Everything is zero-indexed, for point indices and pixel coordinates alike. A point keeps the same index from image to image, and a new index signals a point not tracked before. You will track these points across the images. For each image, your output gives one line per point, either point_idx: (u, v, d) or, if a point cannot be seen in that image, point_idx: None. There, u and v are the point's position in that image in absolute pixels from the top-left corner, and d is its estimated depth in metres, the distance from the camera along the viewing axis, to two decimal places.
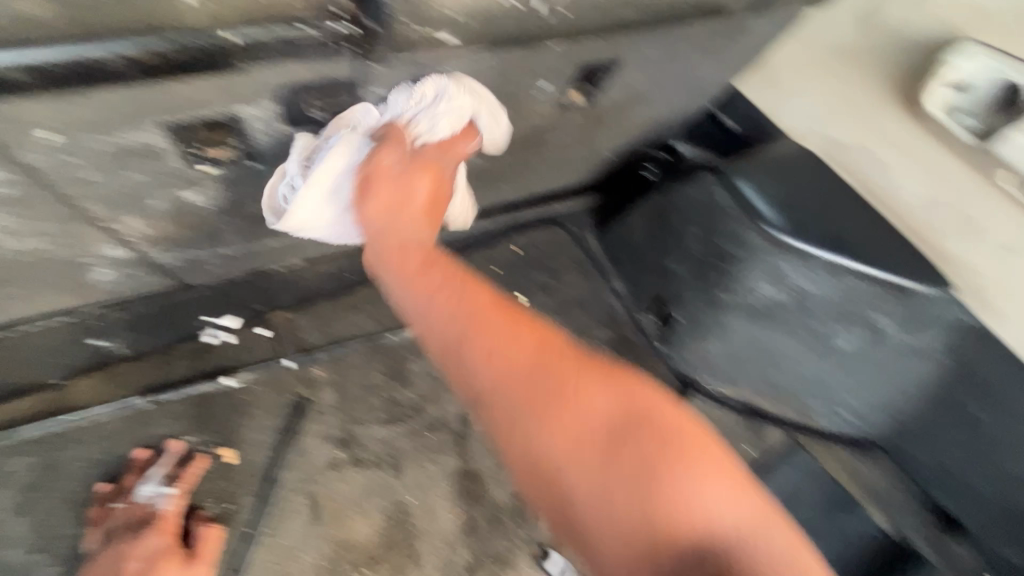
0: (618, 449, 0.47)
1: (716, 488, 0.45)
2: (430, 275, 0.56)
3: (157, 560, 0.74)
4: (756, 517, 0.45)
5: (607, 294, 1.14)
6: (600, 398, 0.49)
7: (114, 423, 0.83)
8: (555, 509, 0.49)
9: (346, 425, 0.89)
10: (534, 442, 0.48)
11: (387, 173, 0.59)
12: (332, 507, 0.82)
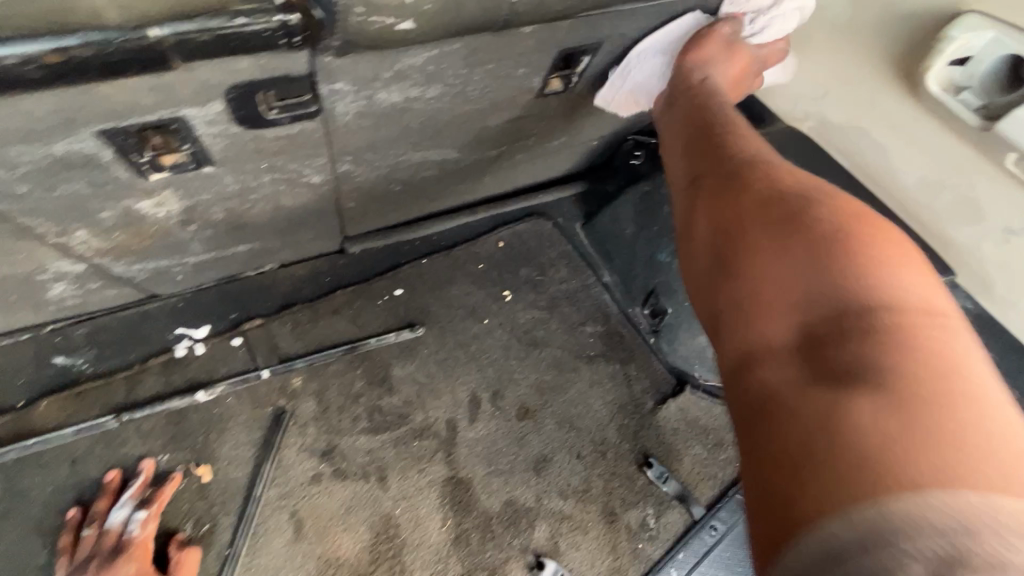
0: (755, 202, 0.45)
1: (887, 265, 0.37)
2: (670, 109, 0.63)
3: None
4: (942, 311, 0.35)
5: (596, 288, 1.08)
6: (775, 215, 0.43)
7: (81, 445, 0.79)
8: (714, 267, 0.45)
9: (328, 436, 0.85)
10: (720, 213, 0.47)
11: (710, 48, 0.66)
12: (316, 522, 0.79)
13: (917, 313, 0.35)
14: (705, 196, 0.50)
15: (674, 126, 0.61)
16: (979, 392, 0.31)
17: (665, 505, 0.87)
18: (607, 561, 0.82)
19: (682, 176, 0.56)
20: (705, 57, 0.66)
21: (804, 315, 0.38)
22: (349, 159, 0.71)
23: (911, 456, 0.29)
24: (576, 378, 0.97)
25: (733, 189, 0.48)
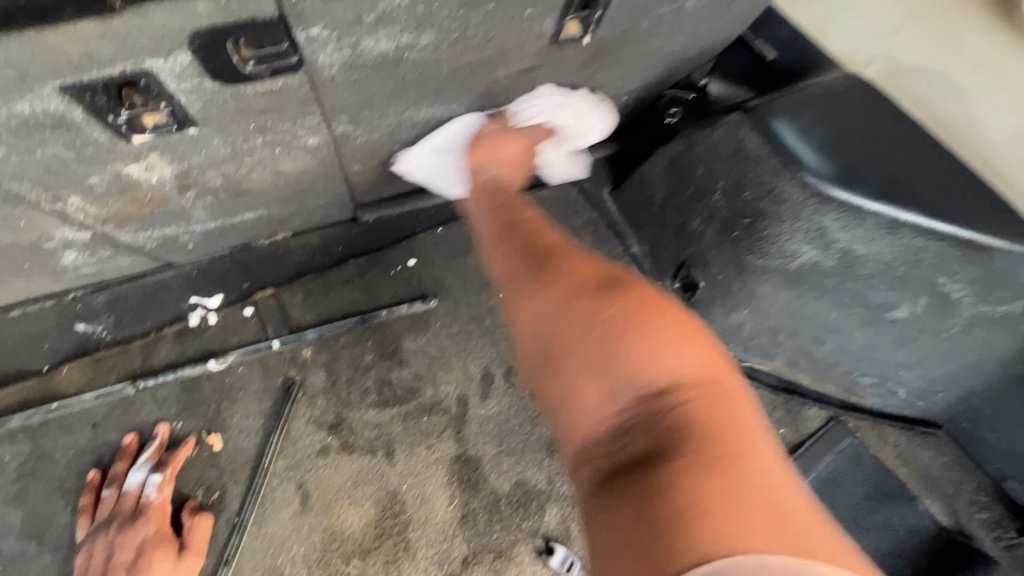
0: (591, 289, 0.48)
1: (677, 346, 0.43)
2: (492, 201, 0.70)
3: (148, 551, 0.71)
4: (720, 366, 0.44)
5: (623, 258, 1.03)
6: (601, 314, 0.46)
7: (100, 410, 0.81)
8: (547, 367, 0.48)
9: (336, 409, 0.84)
10: (537, 299, 0.50)
11: (500, 143, 0.77)
12: (322, 494, 0.78)
13: (696, 389, 0.42)
14: (524, 283, 0.52)
15: (490, 218, 0.67)
16: (754, 467, 0.39)
17: None
18: None
19: (513, 264, 0.56)
20: (489, 152, 0.76)
21: (615, 401, 0.43)
22: (345, 119, 0.66)
23: (699, 525, 0.36)
24: None
25: (579, 287, 0.49)
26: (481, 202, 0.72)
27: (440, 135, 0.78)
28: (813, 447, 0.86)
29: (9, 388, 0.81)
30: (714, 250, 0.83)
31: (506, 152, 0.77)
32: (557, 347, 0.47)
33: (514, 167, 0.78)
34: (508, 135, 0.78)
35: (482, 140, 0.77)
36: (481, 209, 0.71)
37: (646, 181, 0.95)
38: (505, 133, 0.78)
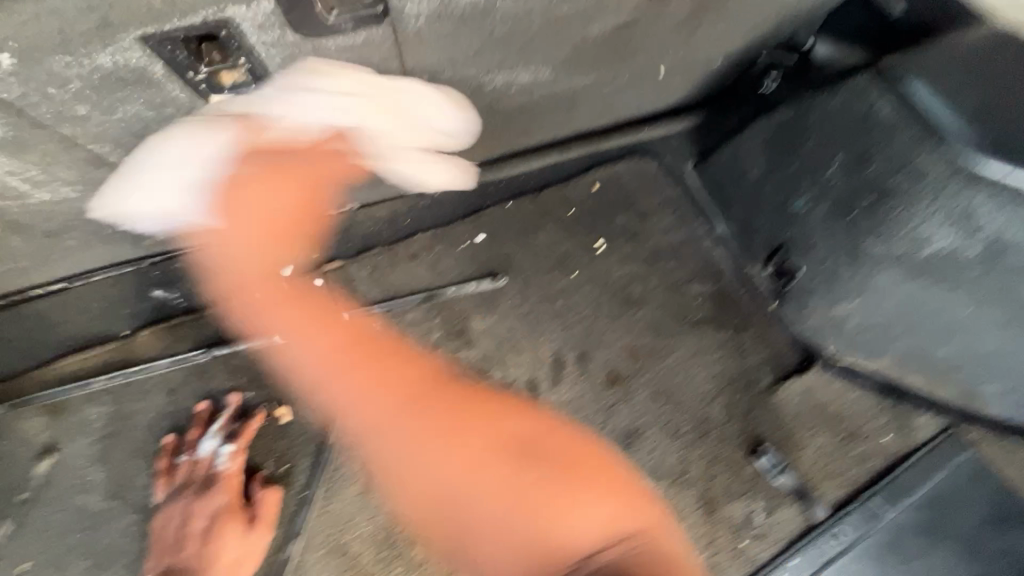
0: (441, 422, 0.77)
1: (576, 508, 0.66)
2: (291, 325, 0.83)
3: (223, 517, 0.71)
4: (652, 510, 0.66)
5: (705, 240, 0.93)
6: (471, 432, 0.76)
7: (176, 377, 0.81)
8: (441, 442, 0.76)
9: (403, 388, 0.81)
10: (424, 484, 0.75)
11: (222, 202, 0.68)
12: (388, 473, 0.76)
13: (630, 536, 0.62)
14: (410, 412, 0.78)
15: (317, 361, 0.81)
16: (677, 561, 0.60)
17: (778, 502, 0.74)
18: (702, 555, 0.71)
19: (373, 407, 0.79)
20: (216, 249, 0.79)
21: (527, 561, 0.65)
22: (425, 80, 0.62)
23: None
24: (676, 345, 0.84)
25: (432, 384, 0.81)
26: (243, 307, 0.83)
27: (166, 154, 0.58)
28: (928, 460, 0.76)
29: (89, 351, 0.81)
30: (822, 231, 0.75)
31: (276, 163, 0.66)
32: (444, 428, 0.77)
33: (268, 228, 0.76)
34: (262, 162, 0.65)
35: (264, 157, 0.64)
36: (314, 352, 0.82)
37: (740, 154, 0.85)
38: (252, 178, 0.67)
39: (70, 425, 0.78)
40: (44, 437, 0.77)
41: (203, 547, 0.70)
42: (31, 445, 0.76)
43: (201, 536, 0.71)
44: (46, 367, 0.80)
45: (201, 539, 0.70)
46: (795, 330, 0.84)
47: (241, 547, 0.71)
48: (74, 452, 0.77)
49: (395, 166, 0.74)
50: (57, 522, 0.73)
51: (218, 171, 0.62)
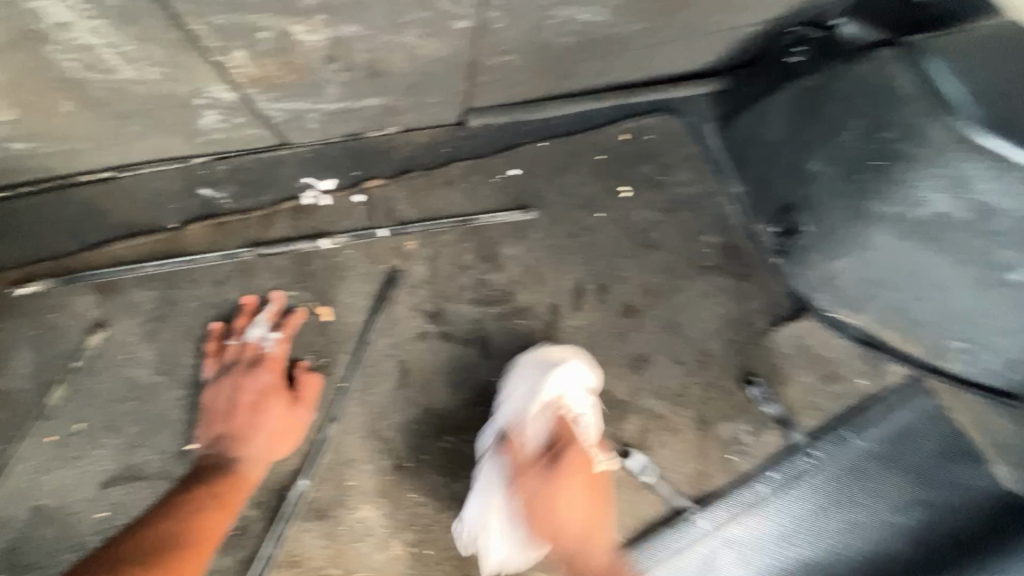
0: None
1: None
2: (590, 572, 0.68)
3: (267, 392, 0.76)
4: None
5: (720, 196, 1.00)
6: None
7: (221, 268, 0.85)
8: None
9: (435, 300, 0.87)
10: None
11: (562, 535, 0.69)
12: (419, 373, 0.83)
13: None
14: None
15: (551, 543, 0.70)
16: None
17: (763, 426, 0.84)
18: (695, 463, 0.80)
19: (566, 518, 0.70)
20: (548, 518, 0.70)
21: None
22: (498, 3, 0.66)
23: None
24: (687, 285, 0.93)
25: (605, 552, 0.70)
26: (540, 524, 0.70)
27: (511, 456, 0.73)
28: (895, 402, 0.86)
29: (139, 240, 0.84)
30: (831, 192, 0.83)
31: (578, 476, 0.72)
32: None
33: (567, 497, 0.71)
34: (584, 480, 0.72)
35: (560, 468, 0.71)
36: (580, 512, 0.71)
37: (764, 115, 0.94)
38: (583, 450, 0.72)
39: (118, 305, 0.82)
40: (96, 312, 0.81)
41: (250, 418, 0.75)
42: (83, 319, 0.80)
43: (250, 408, 0.75)
44: (99, 249, 0.83)
45: (248, 410, 0.75)
46: (790, 285, 0.94)
47: (288, 422, 0.76)
48: (121, 328, 0.81)
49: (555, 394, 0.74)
50: (107, 390, 0.78)
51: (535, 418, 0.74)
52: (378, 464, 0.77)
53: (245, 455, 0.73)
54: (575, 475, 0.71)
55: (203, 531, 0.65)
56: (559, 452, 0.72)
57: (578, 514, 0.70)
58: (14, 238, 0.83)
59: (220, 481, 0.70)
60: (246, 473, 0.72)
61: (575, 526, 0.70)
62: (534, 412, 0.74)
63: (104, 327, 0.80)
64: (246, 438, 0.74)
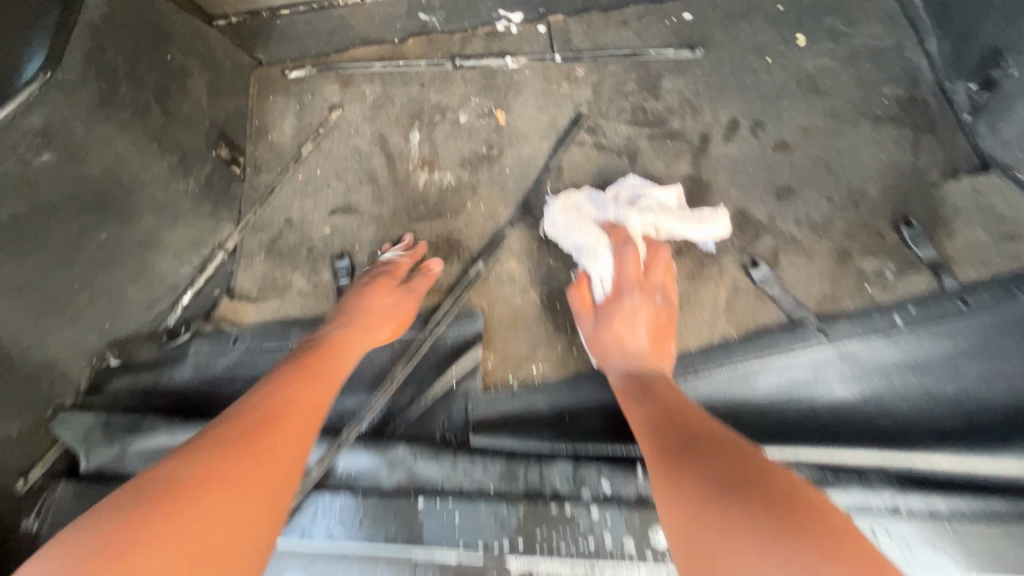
0: (672, 408, 0.62)
1: (749, 497, 0.46)
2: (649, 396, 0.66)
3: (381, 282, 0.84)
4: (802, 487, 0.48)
5: (912, 54, 0.94)
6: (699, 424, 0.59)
7: (428, 74, 1.04)
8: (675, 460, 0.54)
9: (594, 118, 0.98)
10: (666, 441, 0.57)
11: (618, 321, 0.75)
12: (572, 173, 0.95)
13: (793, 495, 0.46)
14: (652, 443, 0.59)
15: (614, 350, 0.74)
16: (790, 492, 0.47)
17: (912, 267, 0.81)
18: (824, 286, 0.82)
19: (632, 332, 0.74)
20: (619, 322, 0.75)
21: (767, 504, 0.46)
22: None
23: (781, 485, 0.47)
24: (851, 132, 0.90)
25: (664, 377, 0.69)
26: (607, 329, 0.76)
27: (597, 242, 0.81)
28: None
29: (374, 48, 1.07)
30: None
31: (650, 295, 0.76)
32: (643, 390, 0.67)
33: (623, 286, 0.77)
34: (658, 307, 0.76)
35: (636, 284, 0.77)
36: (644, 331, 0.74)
37: None
38: (660, 257, 0.79)
39: (353, 94, 1.05)
40: (338, 97, 1.05)
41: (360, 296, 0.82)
42: (328, 100, 1.05)
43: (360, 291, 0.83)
44: (346, 52, 1.08)
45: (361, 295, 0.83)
46: (978, 145, 0.87)
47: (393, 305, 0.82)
48: (352, 110, 1.04)
49: (635, 201, 0.83)
50: (337, 150, 1.02)
51: (612, 219, 0.82)
52: (529, 234, 0.91)
53: (345, 323, 0.78)
54: (621, 271, 0.78)
55: (290, 420, 0.59)
56: (596, 253, 0.80)
57: (649, 322, 0.74)
58: (285, 43, 1.08)
59: (314, 351, 0.71)
60: (339, 346, 0.74)
61: (631, 315, 0.75)
62: (591, 235, 0.82)
63: (341, 108, 1.04)
64: (355, 309, 0.80)
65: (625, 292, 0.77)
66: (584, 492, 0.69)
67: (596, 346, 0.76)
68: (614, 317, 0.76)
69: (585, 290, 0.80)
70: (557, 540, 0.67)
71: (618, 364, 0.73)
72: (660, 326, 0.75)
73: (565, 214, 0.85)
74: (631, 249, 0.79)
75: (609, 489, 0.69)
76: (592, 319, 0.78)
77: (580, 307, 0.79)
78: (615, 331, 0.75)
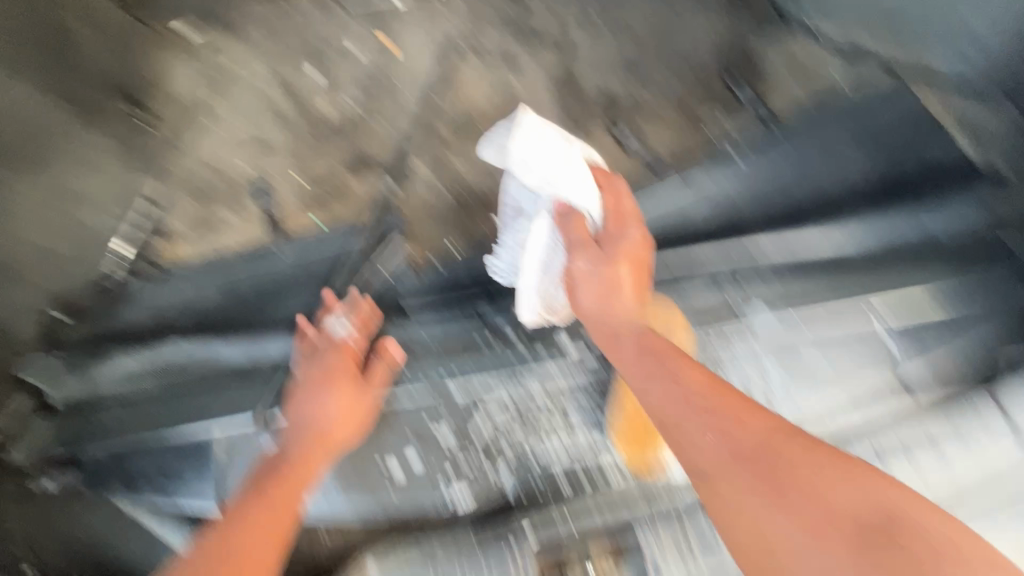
0: (672, 351, 0.74)
1: (843, 485, 0.57)
2: (676, 386, 0.69)
3: (337, 376, 0.87)
4: (905, 503, 0.56)
5: None
6: (782, 437, 0.62)
7: (312, 13, 1.10)
8: (781, 484, 0.58)
9: (470, 31, 1.09)
10: (771, 444, 0.61)
11: (626, 262, 0.82)
12: (459, 82, 1.07)
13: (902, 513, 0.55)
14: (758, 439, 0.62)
15: (624, 302, 0.81)
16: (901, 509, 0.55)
17: (737, 112, 1.03)
18: (674, 140, 1.01)
19: (634, 288, 0.82)
20: (616, 275, 0.81)
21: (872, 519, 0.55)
22: None
23: (882, 508, 0.55)
24: (684, 15, 1.08)
25: (722, 398, 0.66)
26: (621, 272, 0.82)
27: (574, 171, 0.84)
28: (867, 90, 0.95)
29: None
30: None
31: (642, 247, 0.84)
32: (659, 352, 0.74)
33: (618, 223, 0.85)
34: (646, 261, 0.84)
35: (632, 221, 0.86)
36: (632, 280, 0.82)
37: None
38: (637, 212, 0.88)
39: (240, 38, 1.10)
40: (224, 43, 1.09)
41: (320, 390, 0.86)
42: (214, 47, 1.08)
43: (319, 382, 0.87)
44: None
45: (313, 390, 0.86)
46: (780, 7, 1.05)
47: (354, 404, 0.85)
48: (240, 54, 1.08)
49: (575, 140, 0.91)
50: (234, 93, 1.07)
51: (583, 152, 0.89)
52: (430, 139, 1.03)
53: (313, 421, 0.84)
54: (620, 214, 0.86)
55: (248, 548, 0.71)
56: (591, 187, 0.85)
57: (643, 273, 0.83)
58: None
59: (271, 472, 0.78)
60: (302, 463, 0.80)
61: (630, 259, 0.83)
62: (574, 166, 0.85)
63: (229, 53, 1.08)
64: (314, 410, 0.85)
65: (619, 229, 0.85)
66: (506, 329, 0.89)
67: (602, 282, 0.81)
68: (620, 268, 0.82)
69: (579, 218, 0.84)
70: (490, 367, 0.86)
71: (629, 322, 0.79)
72: (646, 276, 0.84)
73: (527, 138, 0.85)
74: (629, 200, 0.88)
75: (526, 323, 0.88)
76: (591, 252, 0.83)
77: (579, 238, 0.84)
78: (615, 275, 0.81)
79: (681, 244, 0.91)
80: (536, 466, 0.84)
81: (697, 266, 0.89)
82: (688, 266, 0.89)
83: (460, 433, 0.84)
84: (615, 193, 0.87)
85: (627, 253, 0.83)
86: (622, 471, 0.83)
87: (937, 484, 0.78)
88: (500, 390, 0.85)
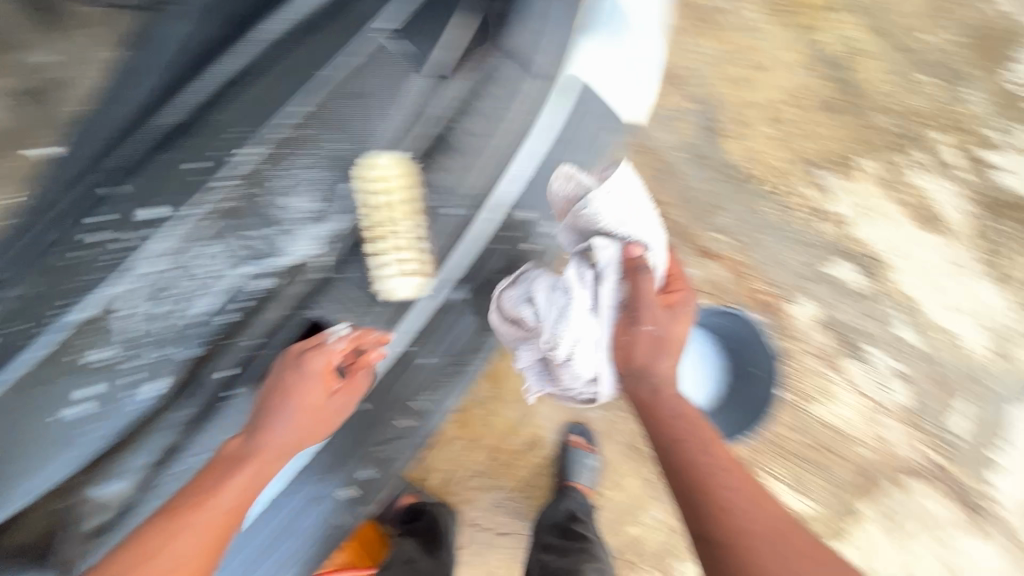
0: (702, 432, 1.10)
1: (784, 544, 0.98)
2: (685, 429, 1.10)
3: (308, 402, 0.96)
4: (798, 550, 0.98)
5: None
6: (735, 479, 1.05)
7: None
8: (716, 507, 1.01)
9: None
10: (714, 482, 1.03)
11: (678, 322, 1.13)
12: None
13: (791, 531, 1.00)
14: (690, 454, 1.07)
15: (666, 369, 1.10)
16: (796, 552, 0.97)
17: None
18: None
19: (672, 389, 1.12)
20: (664, 343, 1.09)
21: (796, 561, 0.96)
22: None
23: (785, 537, 0.99)
24: None
25: (714, 444, 1.09)
26: (676, 334, 1.11)
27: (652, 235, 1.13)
28: None
29: None
30: None
31: (683, 308, 1.17)
32: (694, 425, 1.11)
33: (672, 283, 1.21)
34: (683, 315, 1.15)
35: (677, 307, 1.16)
36: (678, 333, 1.12)
37: None
38: (686, 297, 1.19)
39: None
40: None
41: (302, 413, 0.96)
42: None
43: (302, 412, 0.96)
44: None
45: (283, 407, 0.94)
46: None
47: (323, 411, 0.99)
48: None
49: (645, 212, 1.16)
50: None
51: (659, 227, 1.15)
52: None
53: (279, 430, 0.94)
54: (671, 277, 1.21)
55: (173, 544, 0.83)
56: (659, 232, 1.14)
57: (684, 325, 1.15)
58: None
59: (214, 465, 0.87)
60: (266, 466, 0.91)
61: (683, 320, 1.15)
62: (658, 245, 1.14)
63: None
64: (291, 420, 0.95)
65: (676, 308, 1.15)
66: (86, 236, 0.83)
67: (655, 340, 1.07)
68: (670, 329, 1.10)
69: (652, 282, 1.07)
70: (93, 270, 0.82)
71: (676, 406, 1.11)
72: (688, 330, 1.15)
73: (608, 191, 1.05)
74: (687, 291, 1.21)
75: (97, 220, 0.83)
76: (646, 317, 1.06)
77: (646, 298, 1.06)
78: (665, 327, 1.09)
79: (201, 70, 0.89)
80: (204, 322, 0.84)
81: (221, 78, 0.89)
82: (213, 83, 0.88)
83: (117, 348, 0.81)
84: (676, 284, 1.21)
85: (679, 310, 1.16)
86: (260, 277, 0.86)
87: (508, 119, 0.92)
88: (120, 290, 0.81)
